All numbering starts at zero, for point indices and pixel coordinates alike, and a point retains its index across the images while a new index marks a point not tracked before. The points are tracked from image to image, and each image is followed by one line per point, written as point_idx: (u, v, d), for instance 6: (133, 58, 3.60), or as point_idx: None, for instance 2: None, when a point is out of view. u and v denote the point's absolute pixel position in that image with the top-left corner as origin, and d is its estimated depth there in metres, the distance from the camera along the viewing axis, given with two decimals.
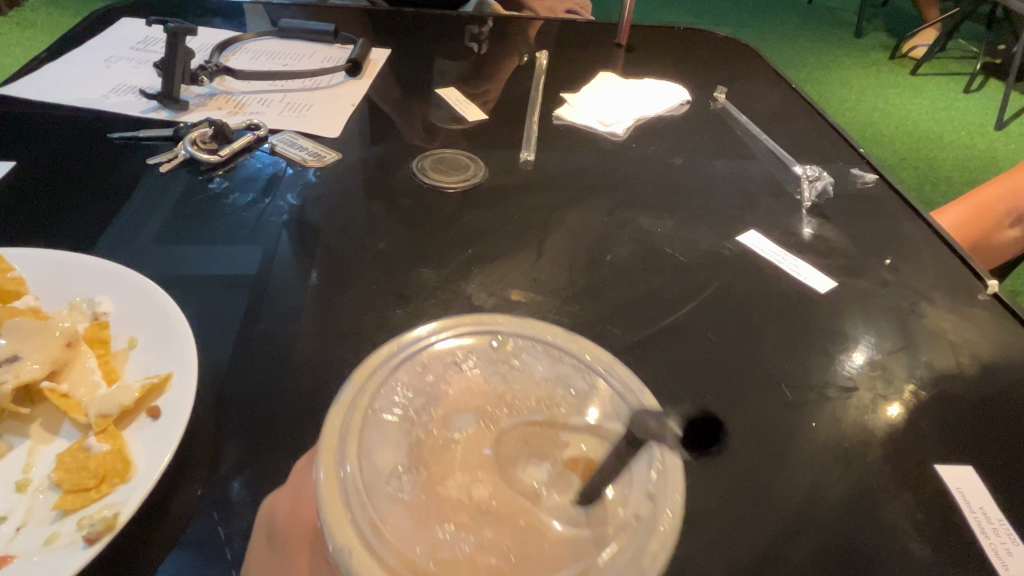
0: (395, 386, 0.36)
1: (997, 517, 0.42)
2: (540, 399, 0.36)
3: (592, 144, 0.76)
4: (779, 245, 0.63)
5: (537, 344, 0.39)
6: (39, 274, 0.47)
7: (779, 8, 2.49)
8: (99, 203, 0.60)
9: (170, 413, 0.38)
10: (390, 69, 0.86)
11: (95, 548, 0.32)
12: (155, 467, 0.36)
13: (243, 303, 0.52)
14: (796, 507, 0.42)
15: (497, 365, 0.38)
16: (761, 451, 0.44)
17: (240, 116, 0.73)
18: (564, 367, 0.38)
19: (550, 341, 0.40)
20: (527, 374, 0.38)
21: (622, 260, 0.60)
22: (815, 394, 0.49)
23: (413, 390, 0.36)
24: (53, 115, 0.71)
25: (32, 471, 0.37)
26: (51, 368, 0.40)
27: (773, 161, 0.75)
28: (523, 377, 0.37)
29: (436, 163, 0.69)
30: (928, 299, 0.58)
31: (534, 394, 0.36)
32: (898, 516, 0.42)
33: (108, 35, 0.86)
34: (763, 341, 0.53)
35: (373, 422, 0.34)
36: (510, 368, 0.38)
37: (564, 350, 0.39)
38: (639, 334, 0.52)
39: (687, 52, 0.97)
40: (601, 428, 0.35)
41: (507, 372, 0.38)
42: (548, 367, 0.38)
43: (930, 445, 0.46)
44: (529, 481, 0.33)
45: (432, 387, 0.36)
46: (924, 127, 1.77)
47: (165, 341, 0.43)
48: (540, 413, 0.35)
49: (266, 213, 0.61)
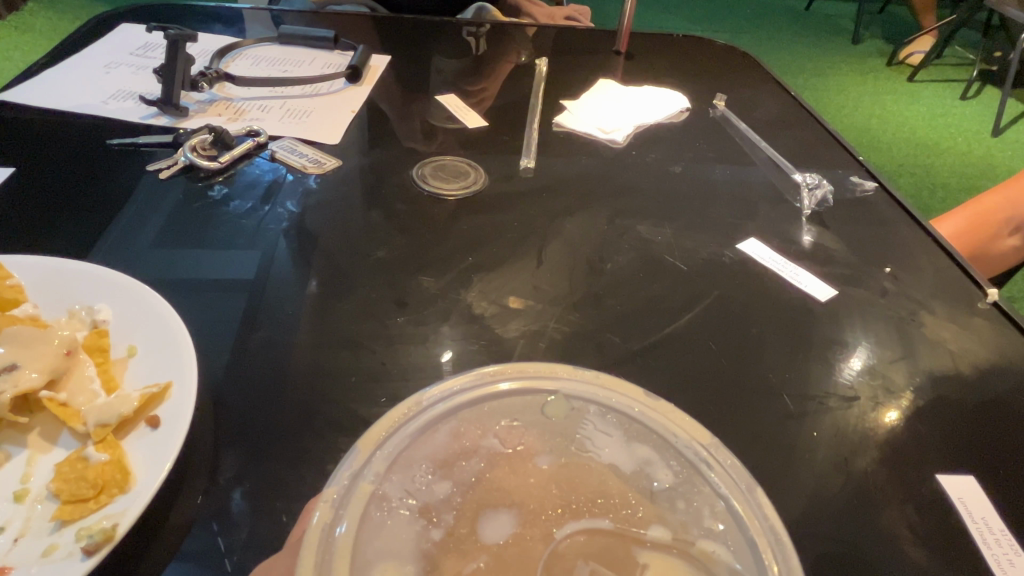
0: (416, 462, 0.37)
1: (999, 528, 0.42)
2: (612, 495, 0.36)
3: (592, 151, 0.76)
4: (778, 253, 0.63)
5: (589, 404, 0.40)
6: (41, 282, 0.47)
7: (777, 15, 2.50)
8: (99, 209, 0.60)
9: (170, 423, 0.38)
10: (390, 75, 0.87)
11: (94, 560, 0.32)
12: (154, 478, 0.35)
13: (242, 311, 0.51)
14: (799, 518, 0.41)
15: (552, 436, 0.39)
16: (762, 460, 0.44)
17: (239, 122, 0.73)
18: (646, 450, 0.38)
19: (604, 398, 0.40)
20: (589, 454, 0.38)
21: (623, 269, 0.60)
22: (814, 404, 0.49)
23: (430, 469, 0.36)
24: (51, 121, 0.70)
25: (30, 481, 0.37)
26: (50, 377, 0.40)
27: (773, 169, 0.76)
28: (586, 458, 0.38)
29: (437, 171, 0.69)
30: (927, 308, 0.58)
31: (579, 489, 0.36)
32: (895, 523, 0.42)
33: (108, 41, 0.86)
34: (763, 350, 0.53)
35: (380, 509, 0.34)
36: (565, 442, 0.38)
37: (626, 412, 0.40)
38: (639, 344, 0.52)
39: (685, 59, 0.97)
40: (697, 547, 0.34)
41: (559, 447, 0.38)
42: (620, 447, 0.38)
43: (932, 455, 0.46)
44: None
45: (460, 464, 0.37)
46: (921, 134, 1.78)
47: (164, 351, 0.43)
48: (609, 521, 0.35)
49: (267, 220, 0.61)
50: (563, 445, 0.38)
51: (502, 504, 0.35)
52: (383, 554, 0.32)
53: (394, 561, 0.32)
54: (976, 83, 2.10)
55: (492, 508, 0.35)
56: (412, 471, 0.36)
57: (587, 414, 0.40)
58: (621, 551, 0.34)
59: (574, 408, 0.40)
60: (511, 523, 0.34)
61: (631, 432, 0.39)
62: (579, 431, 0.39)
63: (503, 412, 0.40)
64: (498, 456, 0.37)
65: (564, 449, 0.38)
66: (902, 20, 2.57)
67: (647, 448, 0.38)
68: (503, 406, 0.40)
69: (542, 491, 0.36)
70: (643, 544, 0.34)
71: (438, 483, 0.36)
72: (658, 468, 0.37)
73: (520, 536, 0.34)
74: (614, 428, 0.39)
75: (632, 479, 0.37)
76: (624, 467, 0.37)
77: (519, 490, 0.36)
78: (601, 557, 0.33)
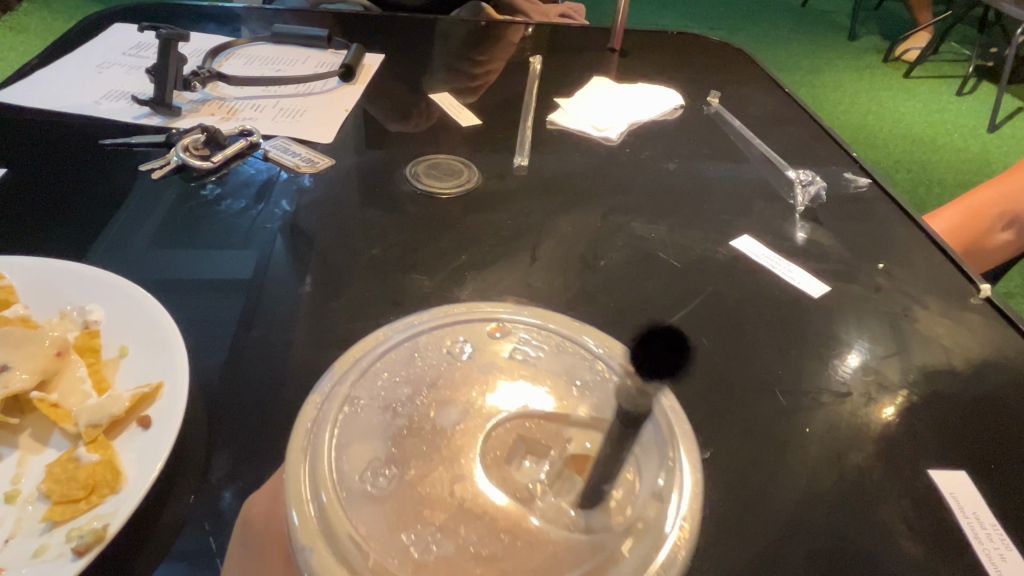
0: (381, 375, 0.36)
1: (991, 522, 0.42)
2: (547, 391, 0.35)
3: (586, 149, 0.76)
4: (772, 249, 0.63)
5: (534, 329, 0.39)
6: (31, 283, 0.47)
7: (773, 12, 2.50)
8: (91, 209, 0.60)
9: (161, 422, 0.38)
10: (383, 74, 0.86)
11: (85, 560, 0.32)
12: (145, 478, 0.35)
13: (235, 310, 0.51)
14: (791, 514, 0.41)
15: (493, 350, 0.37)
16: (753, 456, 0.44)
17: (232, 122, 0.73)
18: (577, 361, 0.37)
19: (548, 325, 0.40)
20: (526, 363, 0.37)
21: (616, 266, 0.60)
22: (808, 399, 0.49)
23: (391, 380, 0.35)
24: (43, 121, 0.70)
25: (21, 481, 0.37)
26: (41, 377, 0.40)
27: (766, 166, 0.76)
28: (526, 366, 0.36)
29: (430, 169, 0.69)
30: (920, 303, 0.58)
31: (523, 385, 0.35)
32: (890, 516, 0.42)
33: (101, 41, 0.86)
34: (757, 346, 0.53)
35: (353, 408, 0.34)
36: (490, 354, 0.37)
37: (572, 338, 0.39)
38: (632, 341, 0.52)
39: (680, 56, 0.97)
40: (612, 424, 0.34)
41: (498, 359, 0.37)
42: (552, 359, 0.37)
43: (925, 450, 0.46)
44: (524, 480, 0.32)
45: (412, 376, 0.36)
46: (917, 130, 1.78)
47: (156, 351, 0.43)
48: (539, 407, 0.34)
49: (260, 219, 0.61)
50: (506, 358, 0.37)
51: (451, 400, 0.34)
52: (353, 441, 0.33)
53: (366, 449, 0.32)
54: (972, 79, 2.10)
55: (444, 404, 0.34)
56: (377, 382, 0.35)
57: (522, 334, 0.39)
58: (548, 432, 0.33)
59: (517, 334, 0.39)
60: (460, 413, 0.34)
61: (563, 343, 0.39)
62: (519, 347, 0.38)
63: (455, 333, 0.38)
64: (456, 364, 0.36)
65: (507, 361, 0.37)
66: (897, 16, 2.57)
67: (573, 355, 0.38)
68: (451, 330, 0.38)
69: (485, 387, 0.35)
70: (569, 423, 0.34)
71: (395, 391, 0.35)
72: (585, 371, 0.37)
73: (469, 425, 0.33)
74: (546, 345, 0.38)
75: (552, 378, 0.36)
76: (556, 372, 0.36)
77: (467, 386, 0.35)
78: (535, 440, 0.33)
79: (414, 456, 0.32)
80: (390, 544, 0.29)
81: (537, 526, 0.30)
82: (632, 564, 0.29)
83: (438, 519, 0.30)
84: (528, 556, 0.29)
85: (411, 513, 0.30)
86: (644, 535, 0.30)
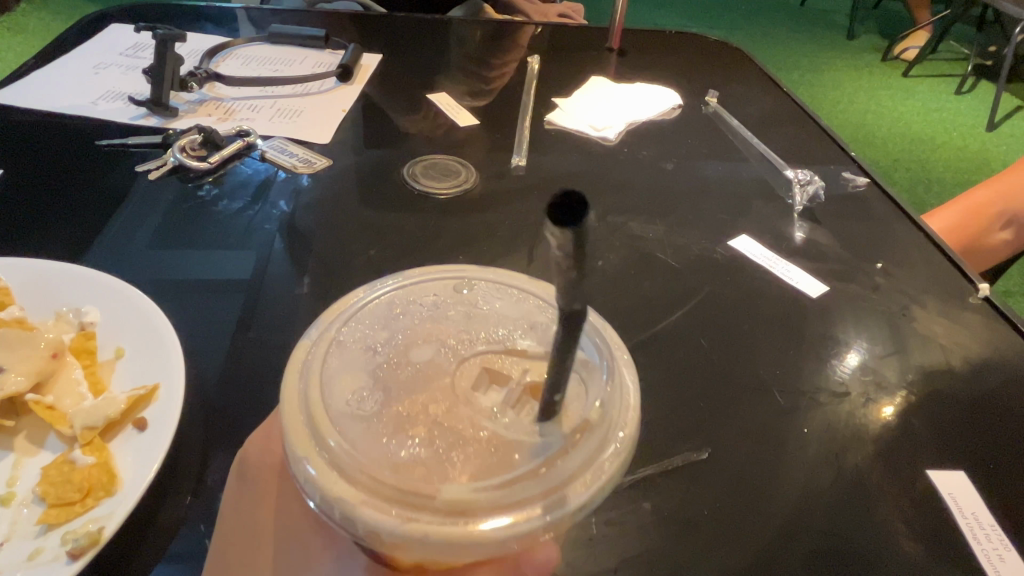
0: (364, 321, 0.32)
1: (988, 522, 0.42)
2: (505, 330, 0.31)
3: (584, 149, 0.76)
4: (770, 249, 0.63)
5: (499, 284, 0.34)
6: (27, 285, 0.47)
7: (772, 10, 2.50)
8: (87, 210, 0.60)
9: (156, 425, 0.38)
10: (381, 74, 0.86)
11: (81, 563, 0.32)
12: (140, 481, 0.35)
13: (232, 312, 0.51)
14: (789, 513, 0.41)
15: (457, 302, 0.33)
16: (751, 456, 0.44)
17: (229, 123, 0.73)
18: (537, 307, 0.33)
19: (513, 279, 0.34)
20: (486, 313, 0.32)
21: (613, 266, 0.60)
22: (806, 400, 0.48)
23: (373, 327, 0.31)
24: (40, 122, 0.70)
25: (16, 484, 0.37)
26: (36, 379, 0.40)
27: (764, 165, 0.76)
28: (491, 316, 0.32)
29: (427, 169, 0.69)
30: (918, 303, 0.58)
31: (487, 331, 0.31)
32: (889, 516, 0.42)
33: (98, 42, 0.86)
34: (755, 345, 0.52)
35: (339, 351, 0.30)
36: (451, 308, 0.32)
37: (532, 290, 0.34)
38: (630, 342, 0.52)
39: (678, 56, 0.97)
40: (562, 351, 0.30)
41: (464, 312, 0.32)
42: (511, 306, 0.33)
43: (924, 450, 0.46)
44: (486, 404, 0.29)
45: (390, 320, 0.32)
46: (916, 129, 1.78)
47: (151, 353, 0.42)
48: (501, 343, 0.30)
49: (257, 220, 0.61)
50: (471, 309, 0.32)
51: (429, 340, 0.30)
52: (337, 378, 0.29)
53: (353, 377, 0.29)
54: (971, 77, 2.10)
55: (421, 343, 0.30)
56: (362, 326, 0.31)
57: (486, 288, 0.34)
58: (500, 363, 0.30)
59: (482, 286, 0.34)
60: (430, 350, 0.30)
61: (520, 290, 0.34)
62: (481, 300, 0.33)
63: (423, 288, 0.34)
64: (422, 313, 0.32)
65: (474, 310, 0.32)
66: (895, 14, 2.57)
67: (534, 302, 0.33)
68: (416, 288, 0.33)
69: (450, 329, 0.31)
70: (522, 356, 0.30)
71: (376, 334, 0.31)
72: (536, 311, 0.32)
73: (443, 359, 0.30)
74: (507, 297, 0.33)
75: (511, 325, 0.32)
76: (518, 318, 0.32)
77: (440, 328, 0.31)
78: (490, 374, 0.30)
79: (399, 383, 0.29)
80: (375, 451, 0.27)
81: (505, 434, 0.28)
82: (579, 459, 0.27)
83: (421, 432, 0.27)
84: (491, 459, 0.27)
85: (401, 425, 0.27)
86: (591, 434, 0.28)
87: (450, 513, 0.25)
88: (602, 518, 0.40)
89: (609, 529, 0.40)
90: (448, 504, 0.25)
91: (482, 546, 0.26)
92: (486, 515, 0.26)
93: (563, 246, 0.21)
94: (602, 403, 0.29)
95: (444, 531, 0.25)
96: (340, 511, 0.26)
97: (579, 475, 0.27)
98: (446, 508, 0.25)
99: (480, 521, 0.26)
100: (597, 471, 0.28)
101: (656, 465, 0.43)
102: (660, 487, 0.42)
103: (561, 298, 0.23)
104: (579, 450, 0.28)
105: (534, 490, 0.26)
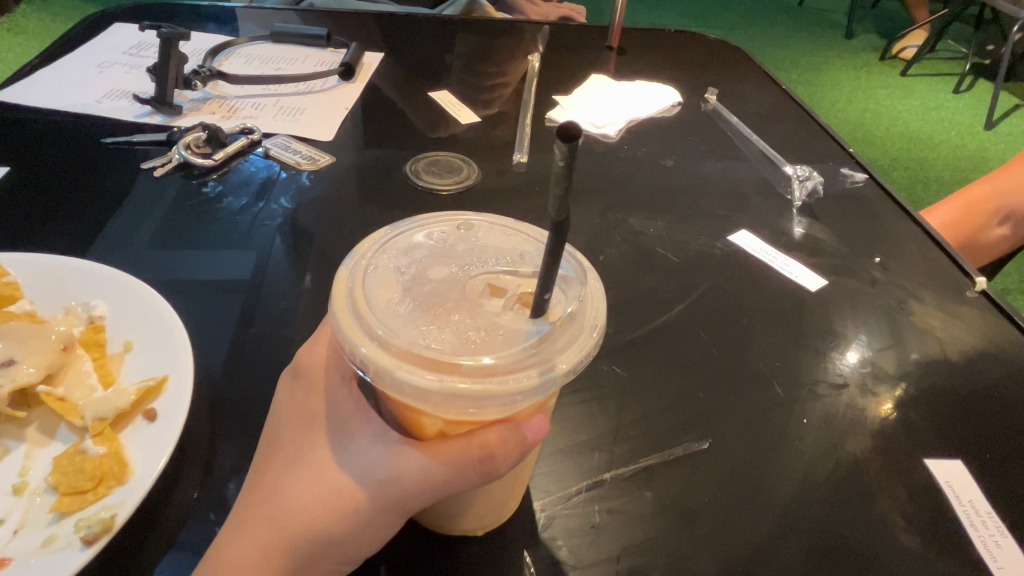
0: (389, 249, 0.35)
1: (986, 510, 0.43)
2: (504, 258, 0.35)
3: (585, 145, 0.76)
4: (769, 244, 0.64)
5: (496, 223, 0.38)
6: (35, 279, 0.47)
7: (770, 9, 2.51)
8: (93, 207, 0.61)
9: (167, 415, 0.39)
10: (383, 71, 0.87)
11: (92, 550, 0.33)
12: (151, 469, 0.36)
13: (238, 307, 0.52)
14: (789, 502, 0.42)
15: (464, 238, 0.37)
16: (750, 445, 0.45)
17: (233, 120, 0.74)
18: (529, 245, 0.37)
19: (507, 219, 0.38)
20: (488, 248, 0.36)
21: (614, 261, 0.61)
22: (804, 391, 0.49)
23: (397, 255, 0.35)
24: (44, 120, 0.71)
25: (29, 473, 0.37)
26: (47, 371, 0.40)
27: (763, 161, 0.76)
28: (492, 248, 0.36)
29: (430, 166, 0.70)
30: (916, 297, 0.59)
31: (491, 260, 0.35)
32: (884, 505, 0.43)
33: (101, 41, 0.86)
34: (754, 339, 0.53)
35: (371, 270, 0.34)
36: (454, 243, 0.36)
37: (522, 229, 0.37)
38: (632, 335, 0.53)
39: (677, 54, 0.98)
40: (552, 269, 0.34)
41: (469, 246, 0.36)
42: (506, 242, 0.37)
43: (922, 441, 0.47)
44: (492, 308, 0.33)
45: (411, 249, 0.35)
46: (914, 127, 1.79)
47: (159, 345, 0.43)
48: (503, 266, 0.35)
49: (261, 217, 0.61)
50: (475, 245, 0.36)
51: (444, 265, 0.34)
52: (371, 287, 0.33)
53: (388, 288, 0.33)
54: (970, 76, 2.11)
55: (437, 266, 0.34)
56: (388, 253, 0.35)
57: (482, 226, 0.37)
58: (503, 281, 0.34)
59: (480, 226, 0.37)
60: (446, 270, 0.34)
61: (509, 226, 0.37)
62: (481, 238, 0.37)
63: (434, 225, 0.37)
64: (433, 247, 0.36)
65: (477, 245, 0.36)
66: (894, 13, 2.58)
67: (522, 238, 0.37)
68: (426, 228, 0.37)
69: (459, 257, 0.35)
70: (515, 274, 0.34)
71: (402, 261, 0.35)
72: (520, 243, 0.37)
73: (457, 277, 0.34)
74: (503, 235, 0.37)
75: (503, 255, 0.36)
76: (515, 250, 0.36)
77: (451, 257, 0.35)
78: (494, 290, 0.33)
79: (424, 294, 0.33)
80: (411, 336, 0.30)
81: (508, 324, 0.32)
82: (564, 341, 0.31)
83: (446, 323, 0.31)
84: (499, 340, 0.31)
85: (431, 318, 0.31)
86: (571, 323, 0.32)
87: (476, 375, 0.29)
88: (603, 506, 0.41)
89: (611, 517, 0.40)
90: (474, 368, 0.29)
91: (498, 401, 0.30)
92: (502, 375, 0.30)
93: (564, 156, 0.25)
94: (579, 301, 0.33)
95: (470, 387, 0.29)
96: (387, 377, 0.29)
97: (566, 350, 0.31)
98: (471, 371, 0.29)
99: (498, 382, 0.29)
100: (580, 349, 0.32)
101: (659, 455, 0.44)
102: (661, 475, 0.43)
103: (552, 208, 0.27)
104: (563, 336, 0.32)
105: (534, 358, 0.30)
